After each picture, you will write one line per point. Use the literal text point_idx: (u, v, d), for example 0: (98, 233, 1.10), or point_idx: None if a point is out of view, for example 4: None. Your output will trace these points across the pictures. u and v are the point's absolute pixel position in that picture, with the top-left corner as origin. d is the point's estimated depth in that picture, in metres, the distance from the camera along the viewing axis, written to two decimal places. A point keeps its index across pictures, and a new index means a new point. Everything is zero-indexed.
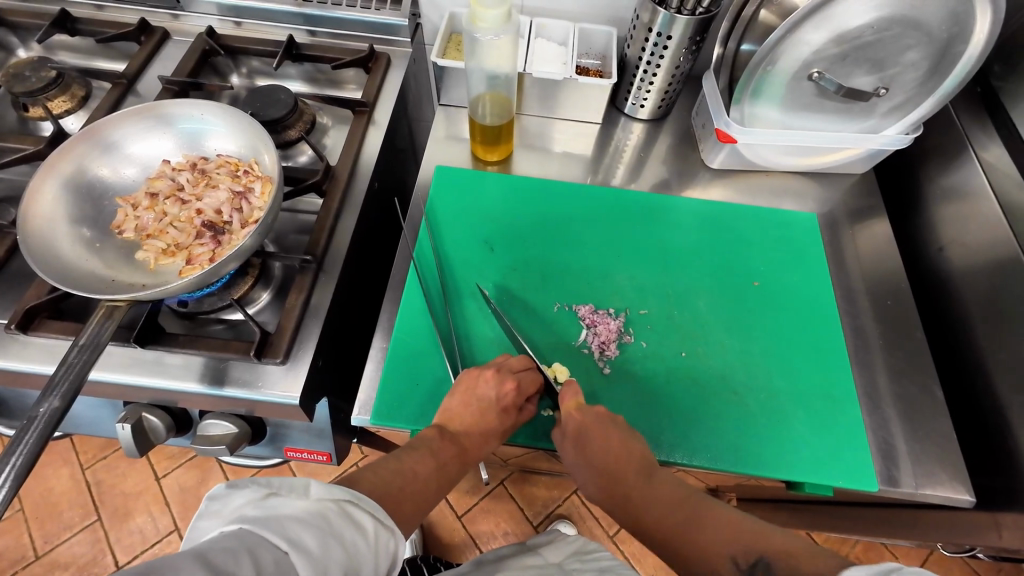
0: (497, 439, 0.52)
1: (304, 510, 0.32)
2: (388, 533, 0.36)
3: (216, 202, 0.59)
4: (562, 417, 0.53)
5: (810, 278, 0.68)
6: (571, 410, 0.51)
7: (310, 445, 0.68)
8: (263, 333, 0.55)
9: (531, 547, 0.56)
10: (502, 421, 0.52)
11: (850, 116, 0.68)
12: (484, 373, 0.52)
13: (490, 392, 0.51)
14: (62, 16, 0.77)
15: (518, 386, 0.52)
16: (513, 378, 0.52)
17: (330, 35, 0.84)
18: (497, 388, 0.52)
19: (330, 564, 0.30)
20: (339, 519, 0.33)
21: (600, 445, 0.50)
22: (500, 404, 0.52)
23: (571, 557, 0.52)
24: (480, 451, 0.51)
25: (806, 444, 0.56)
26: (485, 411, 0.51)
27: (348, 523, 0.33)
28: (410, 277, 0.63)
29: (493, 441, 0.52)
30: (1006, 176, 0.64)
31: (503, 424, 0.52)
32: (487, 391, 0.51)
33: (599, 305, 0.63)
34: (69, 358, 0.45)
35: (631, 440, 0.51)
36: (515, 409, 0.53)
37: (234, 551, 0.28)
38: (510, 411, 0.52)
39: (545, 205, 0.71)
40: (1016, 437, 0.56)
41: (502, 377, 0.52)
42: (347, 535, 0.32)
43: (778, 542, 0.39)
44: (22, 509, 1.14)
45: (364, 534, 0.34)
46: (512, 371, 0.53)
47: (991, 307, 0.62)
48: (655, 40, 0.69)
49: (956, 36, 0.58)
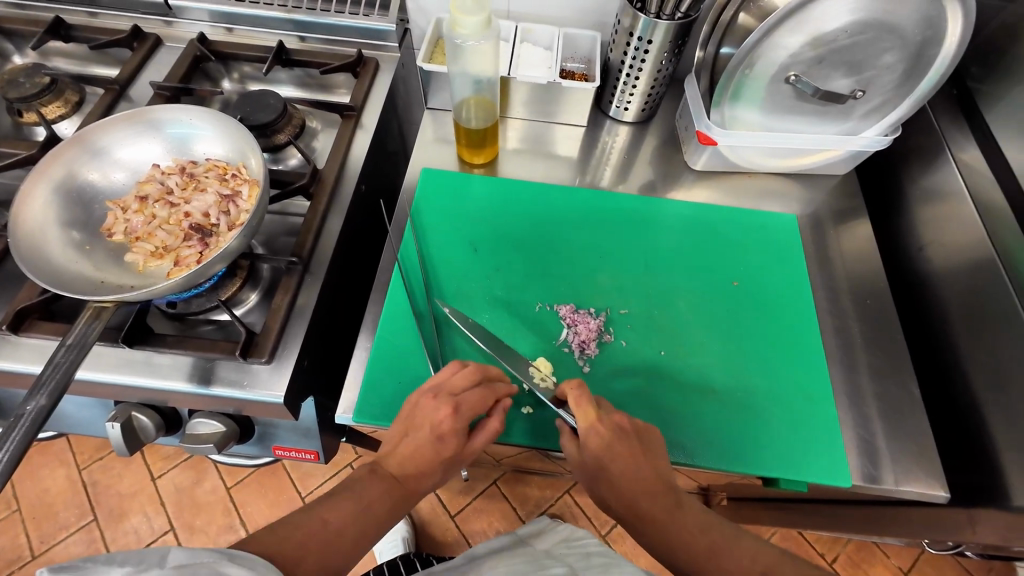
0: (440, 470, 0.50)
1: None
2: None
3: (204, 205, 0.60)
4: (582, 435, 0.49)
5: (790, 278, 0.69)
6: (592, 423, 0.49)
7: (298, 443, 0.69)
8: (249, 332, 0.56)
9: (521, 537, 0.56)
10: (440, 452, 0.49)
11: (829, 118, 0.69)
12: (420, 399, 0.51)
13: (424, 419, 0.49)
14: (56, 24, 0.79)
15: (455, 410, 0.49)
16: (449, 401, 0.50)
17: (320, 40, 0.85)
18: (434, 415, 0.49)
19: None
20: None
21: (621, 466, 0.48)
22: (435, 431, 0.49)
23: (558, 544, 0.54)
24: (420, 487, 0.49)
25: (782, 441, 0.58)
26: (420, 443, 0.49)
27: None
28: (394, 278, 0.64)
29: (435, 472, 0.49)
30: (981, 177, 0.65)
31: (443, 454, 0.49)
32: (424, 418, 0.49)
33: (580, 305, 0.64)
34: (56, 357, 0.46)
35: (642, 455, 0.49)
36: (455, 437, 0.49)
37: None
38: (447, 439, 0.49)
39: (530, 206, 0.72)
40: (992, 434, 0.57)
41: (438, 402, 0.50)
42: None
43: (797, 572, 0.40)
44: (20, 509, 1.15)
45: None
46: (450, 393, 0.51)
47: (969, 306, 0.63)
48: (636, 44, 0.70)
49: (930, 39, 0.59)
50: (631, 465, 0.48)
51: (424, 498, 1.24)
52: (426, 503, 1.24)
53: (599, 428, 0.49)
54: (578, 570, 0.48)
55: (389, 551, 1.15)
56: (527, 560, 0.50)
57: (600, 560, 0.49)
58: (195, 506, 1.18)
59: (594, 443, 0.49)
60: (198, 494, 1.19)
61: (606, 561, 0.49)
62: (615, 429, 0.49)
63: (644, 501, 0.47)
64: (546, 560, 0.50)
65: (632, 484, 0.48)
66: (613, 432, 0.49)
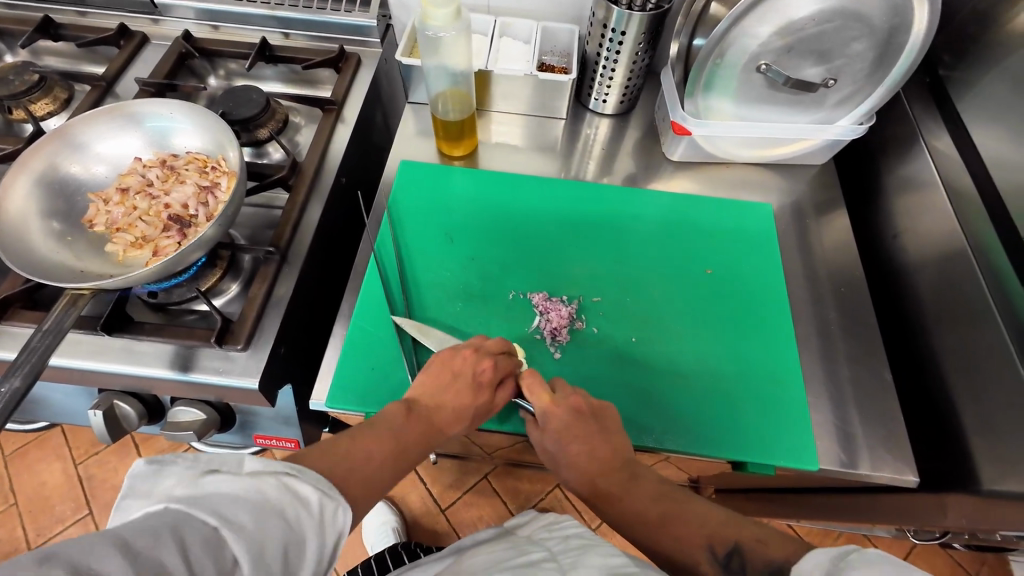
0: (467, 420, 0.53)
1: (232, 487, 0.31)
2: (333, 504, 0.35)
3: (184, 196, 0.61)
4: (541, 415, 0.51)
5: (764, 266, 0.70)
6: (547, 404, 0.51)
7: (278, 431, 0.70)
8: (224, 320, 0.57)
9: (507, 530, 0.55)
10: (475, 402, 0.52)
11: (802, 108, 0.69)
12: (462, 350, 0.54)
13: (467, 369, 0.53)
14: (44, 23, 0.81)
15: (496, 365, 0.54)
16: (491, 357, 0.54)
17: (304, 37, 0.86)
18: (474, 365, 0.53)
19: (268, 537, 0.30)
20: (276, 492, 0.32)
21: (580, 447, 0.50)
22: (475, 380, 0.53)
23: (540, 529, 0.53)
24: (449, 431, 0.51)
25: (751, 426, 0.58)
26: (460, 389, 0.52)
27: (289, 495, 0.33)
28: (370, 268, 0.65)
29: (464, 421, 0.52)
30: (952, 164, 0.65)
31: (478, 403, 0.53)
32: (464, 368, 0.53)
33: (552, 293, 0.65)
34: (32, 342, 0.48)
35: (604, 439, 0.50)
36: (491, 387, 0.53)
37: (154, 532, 0.27)
38: (484, 390, 0.53)
39: (506, 198, 0.73)
40: (961, 419, 0.57)
41: (478, 355, 0.54)
42: (288, 508, 0.32)
43: (747, 535, 0.40)
44: (16, 503, 1.17)
45: (308, 506, 0.33)
46: (490, 351, 0.55)
47: (940, 292, 0.63)
48: (611, 36, 0.70)
49: (898, 27, 0.59)
50: (587, 446, 0.49)
51: (415, 492, 1.25)
52: (417, 497, 1.25)
53: (557, 407, 0.51)
54: (556, 555, 0.46)
55: (378, 542, 1.13)
56: (510, 546, 0.48)
57: (579, 542, 0.47)
58: None
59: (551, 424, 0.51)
60: None
61: (586, 543, 0.47)
62: (571, 409, 0.51)
63: (608, 483, 0.48)
64: (526, 545, 0.48)
65: (589, 465, 0.49)
66: (569, 411, 0.51)
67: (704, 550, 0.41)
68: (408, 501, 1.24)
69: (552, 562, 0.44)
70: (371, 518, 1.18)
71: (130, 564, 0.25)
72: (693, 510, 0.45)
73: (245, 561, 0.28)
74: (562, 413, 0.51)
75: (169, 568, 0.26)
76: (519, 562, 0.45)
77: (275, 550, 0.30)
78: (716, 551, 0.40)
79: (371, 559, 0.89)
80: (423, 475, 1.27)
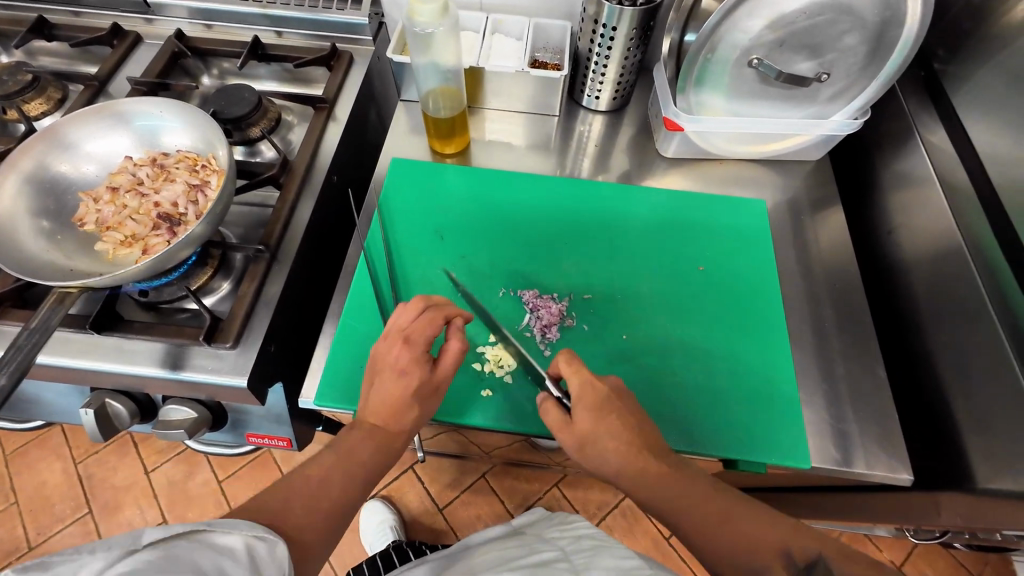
0: (415, 403, 0.51)
1: (143, 560, 0.29)
2: (264, 541, 0.35)
3: (173, 195, 0.61)
4: (575, 391, 0.50)
5: (756, 263, 0.69)
6: (590, 381, 0.51)
7: (270, 430, 0.71)
8: (214, 318, 0.57)
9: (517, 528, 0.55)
10: (407, 386, 0.50)
11: (795, 102, 0.68)
12: (380, 347, 0.52)
13: (387, 361, 0.51)
14: (38, 23, 0.81)
15: (407, 341, 0.51)
16: (401, 335, 0.52)
17: (296, 35, 0.86)
18: (394, 354, 0.51)
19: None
20: (190, 552, 0.31)
21: (625, 436, 0.49)
22: (397, 368, 0.51)
23: (551, 527, 0.53)
24: (402, 423, 0.50)
25: (743, 424, 0.58)
26: (389, 384, 0.50)
27: (206, 550, 0.32)
28: (360, 266, 0.65)
29: (412, 406, 0.50)
30: (947, 159, 0.65)
31: (411, 386, 0.50)
32: (386, 361, 0.52)
33: (543, 290, 0.64)
34: (19, 340, 0.48)
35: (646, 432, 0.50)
36: (416, 363, 0.50)
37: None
38: (413, 370, 0.50)
39: (497, 195, 0.72)
40: (956, 417, 0.56)
41: (391, 341, 0.52)
42: (211, 561, 0.31)
43: (828, 548, 0.41)
44: (16, 502, 1.18)
45: (234, 555, 0.32)
46: (399, 333, 0.52)
47: (935, 288, 0.62)
48: (602, 32, 0.70)
49: (890, 20, 0.58)
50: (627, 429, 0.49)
51: (413, 492, 1.25)
52: (415, 496, 1.24)
53: (597, 382, 0.51)
54: (569, 554, 0.45)
55: (377, 542, 1.12)
56: (521, 544, 0.48)
57: (591, 543, 0.48)
58: (187, 499, 1.19)
59: (587, 403, 0.50)
60: (190, 487, 1.21)
61: (597, 544, 0.47)
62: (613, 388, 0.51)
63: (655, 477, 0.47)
64: (537, 544, 0.48)
65: (630, 449, 0.48)
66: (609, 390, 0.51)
67: (780, 558, 0.41)
68: (406, 501, 1.24)
69: (565, 560, 0.44)
70: (369, 518, 1.18)
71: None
72: (757, 515, 0.45)
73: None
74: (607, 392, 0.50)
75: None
76: (533, 560, 0.44)
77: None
78: (794, 559, 0.40)
79: (373, 558, 0.89)
80: (422, 475, 1.27)
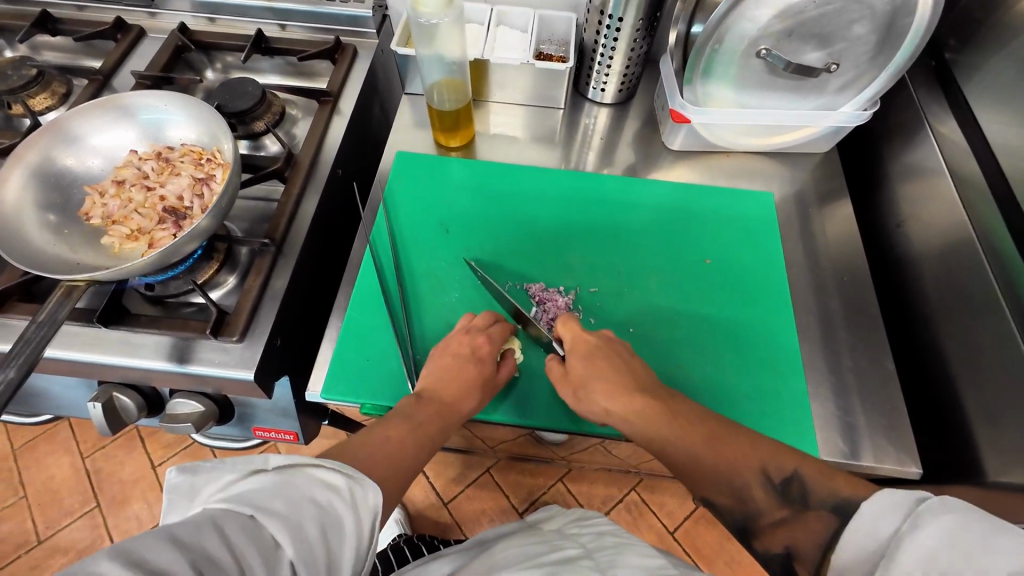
0: (478, 391, 0.54)
1: (266, 481, 0.34)
2: (362, 487, 0.37)
3: (178, 188, 0.61)
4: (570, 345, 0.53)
5: (764, 255, 0.69)
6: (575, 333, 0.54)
7: (276, 424, 0.71)
8: (219, 312, 0.57)
9: (532, 524, 0.56)
10: (482, 372, 0.54)
11: (803, 93, 0.67)
12: (456, 335, 0.57)
13: (465, 346, 0.55)
14: (42, 17, 0.81)
15: (489, 338, 0.56)
16: (484, 332, 0.57)
17: (300, 28, 0.86)
18: (472, 343, 0.56)
19: (304, 520, 0.32)
20: (305, 483, 0.35)
21: (611, 377, 0.50)
22: (474, 356, 0.55)
23: (570, 523, 0.54)
24: (464, 406, 0.52)
25: (750, 417, 0.58)
26: (462, 366, 0.54)
27: (317, 484, 0.35)
28: (366, 259, 0.65)
29: (475, 393, 0.53)
30: (959, 150, 0.64)
31: (482, 375, 0.54)
32: (462, 348, 0.55)
33: (549, 284, 0.64)
34: (28, 332, 0.48)
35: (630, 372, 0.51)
36: (492, 358, 0.56)
37: (197, 524, 0.30)
38: (486, 362, 0.55)
39: (503, 188, 0.72)
40: (965, 409, 0.56)
41: (472, 333, 0.57)
42: (318, 496, 0.35)
43: (808, 465, 0.42)
44: (26, 496, 1.18)
45: (338, 493, 0.36)
46: (481, 328, 0.57)
47: (945, 281, 0.62)
48: (608, 23, 0.69)
49: (901, 9, 0.57)
50: (616, 370, 0.51)
51: (418, 487, 1.25)
52: (420, 490, 1.25)
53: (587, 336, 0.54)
54: (592, 552, 0.45)
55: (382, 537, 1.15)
56: (541, 542, 0.48)
57: (614, 540, 0.48)
58: None
59: (580, 352, 0.52)
60: None
61: (621, 541, 0.47)
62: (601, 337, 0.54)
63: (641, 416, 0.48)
64: (558, 542, 0.48)
65: (618, 389, 0.49)
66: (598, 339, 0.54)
67: (760, 478, 0.43)
68: (412, 496, 1.24)
69: (589, 558, 0.44)
70: None
71: (182, 551, 0.28)
72: (738, 436, 0.45)
73: (286, 543, 0.31)
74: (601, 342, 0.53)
75: (215, 552, 0.29)
76: (557, 557, 0.44)
77: (312, 531, 0.32)
78: (771, 478, 0.42)
79: (383, 551, 0.89)
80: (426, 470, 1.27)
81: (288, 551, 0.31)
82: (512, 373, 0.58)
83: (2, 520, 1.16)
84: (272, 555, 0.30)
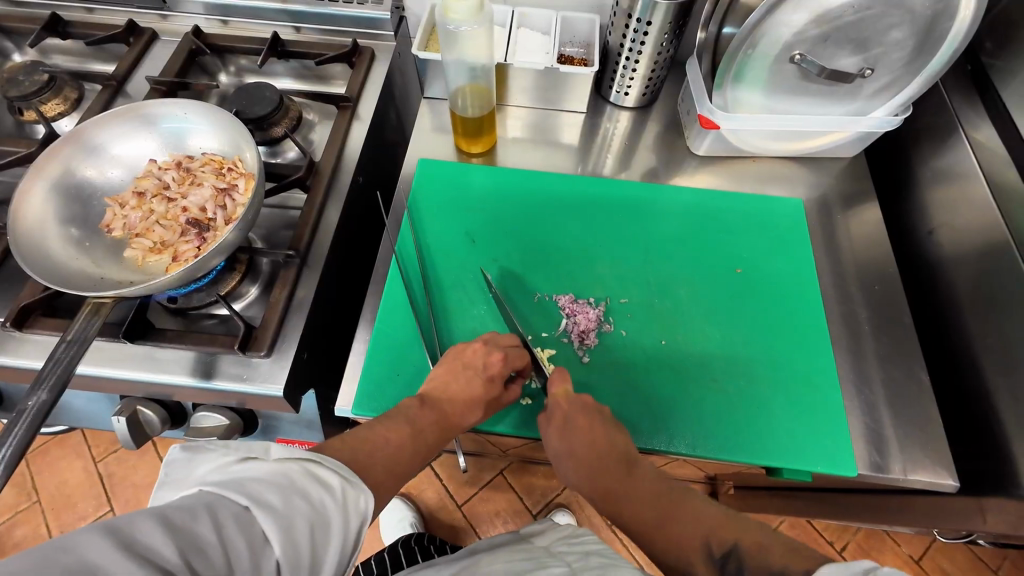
0: (480, 409, 0.53)
1: (263, 470, 0.34)
2: (356, 490, 0.37)
3: (201, 200, 0.60)
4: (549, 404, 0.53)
5: (795, 265, 0.68)
6: (558, 397, 0.52)
7: (298, 435, 0.71)
8: (247, 327, 0.56)
9: (524, 536, 0.52)
10: (487, 392, 0.53)
11: (836, 99, 0.66)
12: (472, 345, 0.55)
13: (477, 360, 0.53)
14: (52, 20, 0.79)
15: (505, 357, 0.54)
16: (500, 349, 0.54)
17: (317, 31, 0.84)
18: (485, 358, 0.54)
19: (295, 518, 0.32)
20: (301, 477, 0.34)
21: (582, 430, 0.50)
22: (484, 373, 0.53)
23: (558, 540, 0.49)
24: (464, 420, 0.52)
25: (787, 433, 0.57)
26: (470, 380, 0.52)
27: (312, 480, 0.35)
28: (393, 271, 0.64)
29: (477, 410, 0.53)
30: (995, 158, 0.63)
31: (488, 395, 0.53)
32: (474, 360, 0.53)
33: (579, 295, 0.63)
34: (58, 353, 0.47)
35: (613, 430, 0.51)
36: (501, 380, 0.53)
37: (191, 509, 0.29)
38: (496, 380, 0.53)
39: (528, 195, 0.71)
40: (1003, 419, 0.55)
41: (485, 350, 0.54)
42: (312, 491, 0.34)
43: (748, 538, 0.39)
44: (39, 500, 1.18)
45: (330, 492, 0.35)
46: (500, 343, 0.55)
47: (979, 291, 0.61)
48: (635, 27, 0.68)
49: (942, 13, 0.56)
50: (587, 432, 0.50)
51: (431, 489, 1.25)
52: (433, 492, 1.25)
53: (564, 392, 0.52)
54: (577, 572, 0.42)
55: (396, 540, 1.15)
56: (528, 557, 0.45)
57: (599, 561, 0.44)
58: None
59: (556, 416, 0.52)
60: None
61: (606, 562, 0.43)
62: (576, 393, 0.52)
63: (608, 475, 0.48)
64: (546, 559, 0.45)
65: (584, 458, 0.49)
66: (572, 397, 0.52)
67: (700, 550, 0.40)
68: (425, 498, 1.24)
69: None
70: (388, 515, 1.19)
71: (174, 537, 0.27)
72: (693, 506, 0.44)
73: (276, 542, 0.30)
74: (566, 401, 0.51)
75: (207, 541, 0.28)
76: None
77: (301, 532, 0.32)
78: (712, 552, 0.40)
79: (382, 553, 0.89)
80: (439, 472, 1.27)
81: (276, 550, 0.30)
82: (518, 396, 0.57)
83: (16, 525, 1.15)
84: (259, 550, 0.30)
